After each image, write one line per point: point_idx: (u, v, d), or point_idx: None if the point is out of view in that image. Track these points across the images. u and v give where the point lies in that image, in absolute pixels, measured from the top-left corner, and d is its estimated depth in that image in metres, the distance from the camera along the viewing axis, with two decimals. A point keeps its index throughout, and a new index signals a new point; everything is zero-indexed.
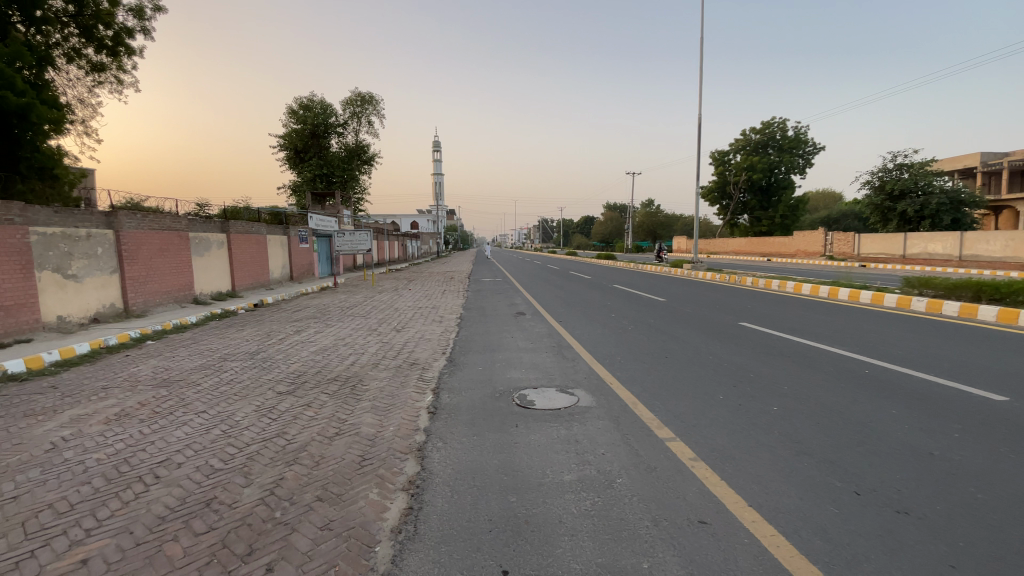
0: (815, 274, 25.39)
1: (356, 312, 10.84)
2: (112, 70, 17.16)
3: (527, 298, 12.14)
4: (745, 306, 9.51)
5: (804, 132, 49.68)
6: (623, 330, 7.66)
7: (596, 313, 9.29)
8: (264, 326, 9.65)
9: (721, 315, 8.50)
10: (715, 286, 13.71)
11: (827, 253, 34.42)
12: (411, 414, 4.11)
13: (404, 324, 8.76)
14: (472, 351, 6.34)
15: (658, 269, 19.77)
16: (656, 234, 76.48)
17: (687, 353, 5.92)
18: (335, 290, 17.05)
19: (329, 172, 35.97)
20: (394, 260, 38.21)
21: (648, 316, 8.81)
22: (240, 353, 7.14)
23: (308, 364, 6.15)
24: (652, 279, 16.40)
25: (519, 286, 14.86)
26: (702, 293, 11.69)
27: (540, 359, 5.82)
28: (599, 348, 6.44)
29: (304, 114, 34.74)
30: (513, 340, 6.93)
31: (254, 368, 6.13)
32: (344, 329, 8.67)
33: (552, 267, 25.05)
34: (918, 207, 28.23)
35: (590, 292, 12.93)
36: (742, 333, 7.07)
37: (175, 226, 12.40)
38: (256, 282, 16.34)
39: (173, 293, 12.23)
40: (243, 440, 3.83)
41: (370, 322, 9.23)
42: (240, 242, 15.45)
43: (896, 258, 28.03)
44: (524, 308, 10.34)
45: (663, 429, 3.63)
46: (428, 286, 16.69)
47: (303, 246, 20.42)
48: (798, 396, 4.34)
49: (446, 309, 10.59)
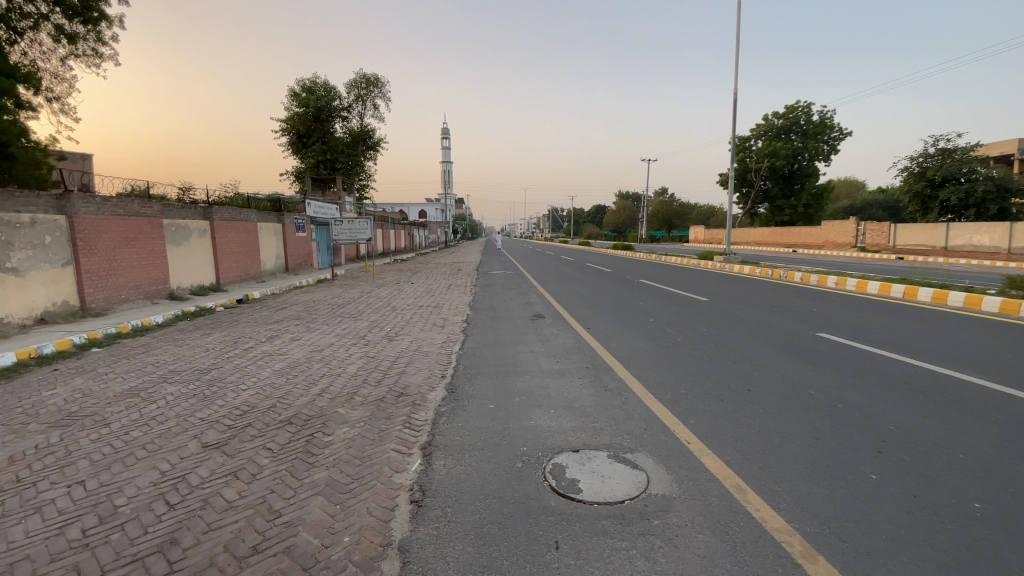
0: (851, 267, 23.47)
1: (347, 312, 9.33)
2: (89, 41, 15.87)
3: (545, 295, 10.56)
4: (811, 310, 7.82)
5: (829, 116, 47.08)
6: (671, 341, 6.05)
7: (631, 317, 7.69)
8: (235, 329, 8.19)
9: (790, 323, 6.83)
10: (759, 282, 12.00)
11: (858, 243, 32.29)
12: (384, 507, 2.56)
13: (399, 330, 7.24)
14: (480, 374, 4.78)
15: (685, 261, 17.98)
16: (671, 224, 74.14)
17: (776, 385, 4.32)
18: (332, 282, 15.58)
19: (332, 157, 34.45)
20: (400, 250, 36.70)
21: (696, 321, 7.19)
22: (189, 369, 5.67)
23: (264, 391, 4.66)
24: (682, 272, 14.66)
25: (532, 281, 13.24)
26: (749, 291, 9.98)
27: (574, 391, 4.23)
28: (649, 371, 4.85)
29: (306, 97, 33.20)
30: (534, 357, 5.36)
31: (193, 396, 4.66)
32: (325, 336, 7.15)
33: (567, 258, 23.37)
34: (962, 195, 25.92)
35: (616, 289, 11.27)
36: (831, 350, 5.45)
37: (144, 212, 10.96)
38: (245, 274, 14.91)
39: (142, 288, 10.83)
40: (104, 557, 2.32)
41: (359, 326, 7.71)
42: (226, 230, 13.96)
43: (937, 250, 25.91)
44: (542, 309, 8.76)
45: (815, 560, 2.08)
46: (432, 279, 15.12)
47: (300, 234, 18.97)
48: (994, 477, 2.76)
49: (451, 310, 9.02)
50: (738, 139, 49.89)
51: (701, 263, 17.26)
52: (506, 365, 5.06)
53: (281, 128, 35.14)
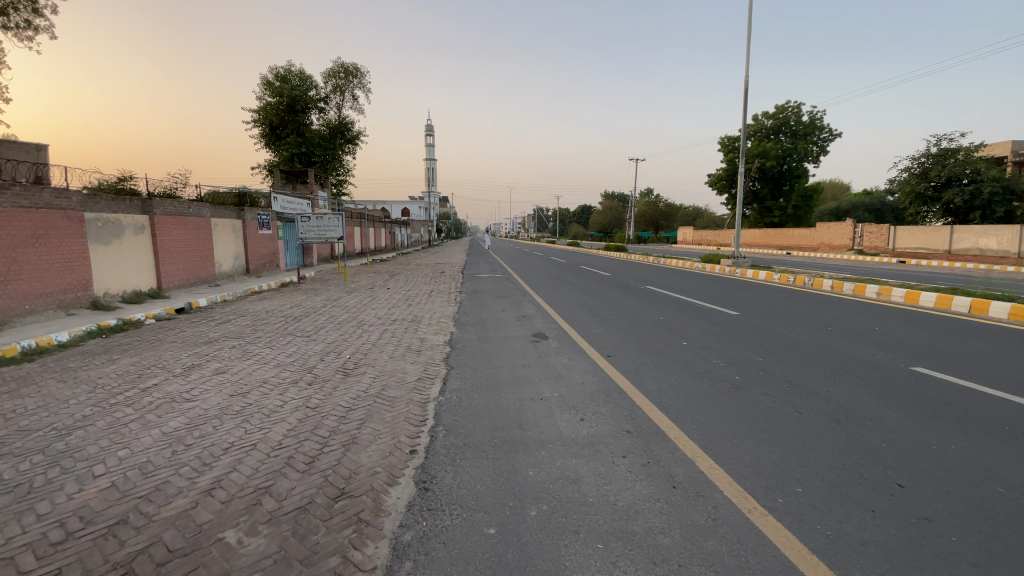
0: (854, 271, 22.33)
1: (301, 328, 7.54)
2: (23, 12, 13.71)
3: (544, 305, 8.92)
4: (876, 331, 6.34)
5: (819, 117, 46.52)
6: (730, 383, 4.45)
7: (657, 339, 6.10)
8: (153, 353, 6.39)
9: (866, 354, 5.33)
10: (785, 289, 10.56)
11: (856, 246, 31.30)
12: None
13: (363, 357, 5.57)
14: (470, 449, 3.13)
15: (688, 264, 16.47)
16: (657, 226, 73.37)
17: (938, 479, 2.78)
18: (296, 287, 13.74)
19: (308, 151, 32.38)
20: (380, 251, 34.61)
21: (745, 347, 5.64)
22: (41, 430, 3.88)
23: (125, 485, 2.94)
24: (690, 277, 13.15)
25: (526, 287, 11.57)
26: (782, 304, 8.47)
27: (624, 491, 2.60)
28: (727, 441, 3.24)
29: (280, 86, 31.07)
30: (547, 412, 3.73)
31: (7, 494, 2.91)
32: (263, 367, 5.41)
33: (557, 260, 21.86)
34: (967, 196, 25.07)
35: (624, 298, 9.68)
36: (953, 398, 4.00)
37: (58, 204, 9.04)
38: (194, 278, 12.96)
39: (55, 296, 8.91)
40: None
41: (310, 352, 5.96)
42: (170, 227, 12.04)
43: (939, 254, 25.02)
44: (544, 325, 7.10)
45: None
46: (411, 284, 13.40)
47: (265, 232, 17.03)
48: None
49: (429, 328, 7.29)
50: (728, 139, 48.92)
51: (707, 266, 15.79)
52: (507, 429, 3.41)
53: (252, 119, 32.87)
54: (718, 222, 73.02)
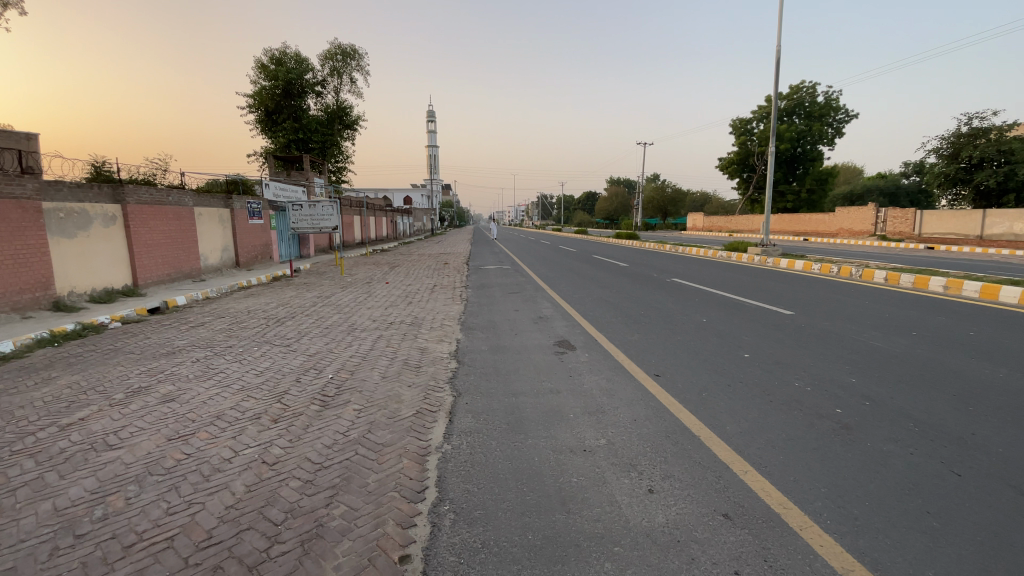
0: (882, 258, 21.06)
1: (281, 334, 6.43)
2: None
3: (563, 303, 7.81)
4: (976, 338, 5.24)
5: (835, 98, 44.75)
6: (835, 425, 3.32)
7: (713, 351, 4.96)
8: (101, 370, 5.32)
9: (985, 374, 4.21)
10: (833, 281, 9.41)
11: (878, 231, 29.88)
12: None
13: (351, 376, 4.48)
14: (494, 557, 2.02)
15: (711, 253, 15.29)
16: (665, 212, 71.80)
17: None
18: (288, 282, 12.67)
19: (305, 136, 31.11)
20: (381, 240, 33.47)
21: (826, 365, 4.51)
22: None
23: None
24: (718, 268, 11.94)
25: (540, 281, 10.46)
26: (841, 302, 7.30)
27: None
28: (884, 540, 2.13)
29: (275, 69, 29.79)
30: (599, 476, 2.62)
31: None
32: (225, 391, 4.33)
33: (567, 249, 20.57)
34: (1001, 178, 23.55)
35: (654, 293, 8.56)
36: None
37: (9, 192, 7.93)
38: (175, 273, 11.87)
39: (8, 297, 7.85)
40: None
41: (284, 369, 4.85)
42: (147, 216, 10.94)
43: (970, 240, 23.66)
44: (568, 330, 5.97)
45: None
46: (413, 278, 12.32)
47: (255, 221, 15.91)
48: None
49: (432, 334, 6.16)
50: (739, 121, 47.27)
51: (732, 256, 14.58)
52: (545, 512, 2.30)
53: (247, 104, 31.59)
54: (727, 209, 71.35)
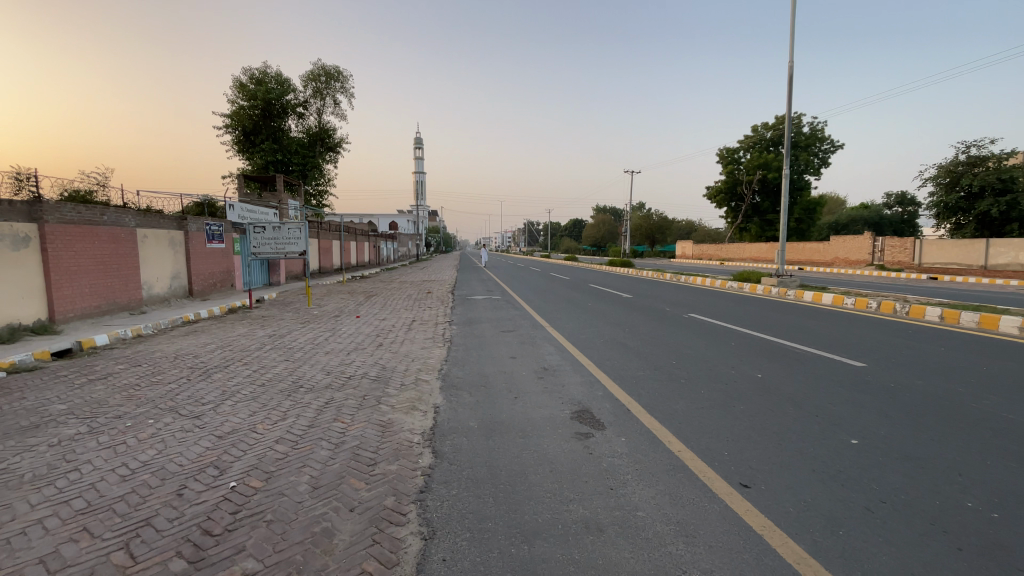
0: (891, 288, 20.05)
1: (197, 397, 4.74)
2: None
3: (571, 348, 6.27)
4: None
5: (821, 128, 44.99)
6: None
7: (802, 435, 3.44)
8: None
9: None
10: (881, 319, 8.03)
11: (876, 261, 29.16)
12: None
13: (270, 485, 2.87)
14: None
15: (720, 284, 13.98)
16: (654, 240, 71.46)
17: None
18: (244, 315, 10.94)
19: (284, 158, 29.66)
20: (363, 266, 31.79)
21: (983, 465, 3.02)
22: None
23: None
24: (736, 301, 10.54)
25: (538, 317, 8.92)
26: (915, 347, 5.88)
27: None
28: None
29: (254, 89, 28.52)
30: None
31: None
32: (52, 517, 2.66)
33: (559, 278, 19.14)
34: (1004, 207, 22.97)
35: (678, 333, 7.09)
36: None
37: None
38: (107, 305, 10.08)
39: None
40: None
41: (170, 465, 3.21)
42: (73, 239, 9.24)
43: (974, 270, 22.84)
44: (587, 392, 4.40)
45: None
46: (390, 311, 10.70)
47: (215, 245, 14.22)
48: None
49: (402, 396, 4.56)
50: (727, 150, 47.23)
51: (744, 287, 13.26)
52: None
53: (224, 124, 30.17)
54: (714, 237, 71.26)
